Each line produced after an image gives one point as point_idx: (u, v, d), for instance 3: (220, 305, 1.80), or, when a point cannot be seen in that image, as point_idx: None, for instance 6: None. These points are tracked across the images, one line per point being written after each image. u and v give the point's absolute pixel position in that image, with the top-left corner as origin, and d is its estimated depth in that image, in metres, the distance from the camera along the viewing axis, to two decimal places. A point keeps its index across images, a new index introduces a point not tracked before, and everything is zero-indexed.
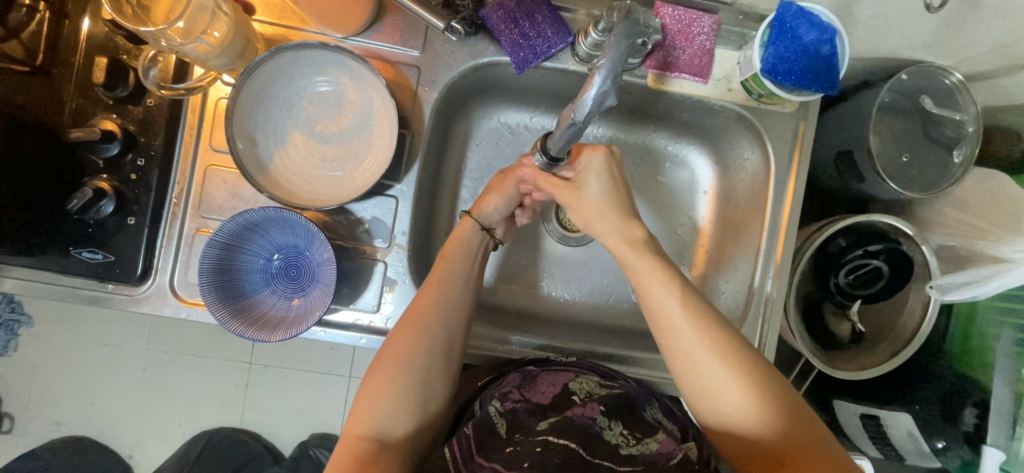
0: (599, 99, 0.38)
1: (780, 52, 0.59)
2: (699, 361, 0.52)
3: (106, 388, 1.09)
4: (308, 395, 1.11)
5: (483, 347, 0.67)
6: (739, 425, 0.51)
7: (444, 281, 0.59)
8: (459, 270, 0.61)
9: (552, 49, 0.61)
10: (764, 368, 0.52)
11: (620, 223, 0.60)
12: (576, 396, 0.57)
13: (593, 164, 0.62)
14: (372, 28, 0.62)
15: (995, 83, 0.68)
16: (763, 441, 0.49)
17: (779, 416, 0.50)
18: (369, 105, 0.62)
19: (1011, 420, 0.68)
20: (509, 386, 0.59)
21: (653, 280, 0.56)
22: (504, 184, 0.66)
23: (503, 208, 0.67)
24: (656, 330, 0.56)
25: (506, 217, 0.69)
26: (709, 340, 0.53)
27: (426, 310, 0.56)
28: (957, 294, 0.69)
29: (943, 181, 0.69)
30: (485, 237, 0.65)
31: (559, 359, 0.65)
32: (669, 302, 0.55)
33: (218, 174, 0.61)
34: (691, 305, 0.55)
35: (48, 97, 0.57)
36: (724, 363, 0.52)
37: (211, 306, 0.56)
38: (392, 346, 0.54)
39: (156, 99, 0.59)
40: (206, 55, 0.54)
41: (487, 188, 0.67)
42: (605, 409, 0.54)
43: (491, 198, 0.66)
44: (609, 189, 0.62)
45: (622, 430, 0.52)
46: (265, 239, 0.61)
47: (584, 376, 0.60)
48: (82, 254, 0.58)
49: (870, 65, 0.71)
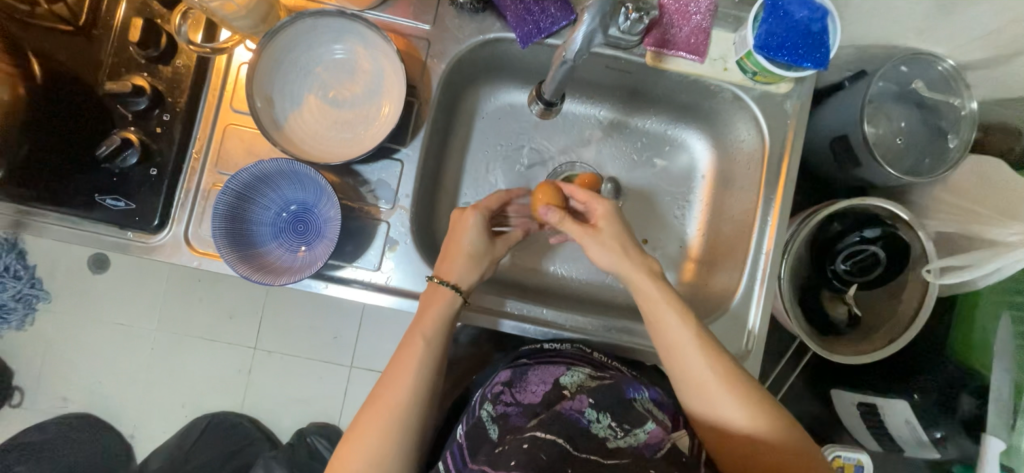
0: (588, 36, 0.48)
1: (772, 29, 0.61)
2: (726, 405, 0.54)
3: (117, 364, 1.12)
4: (310, 383, 1.13)
5: (482, 307, 0.70)
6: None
7: (431, 332, 0.58)
8: (472, 269, 0.62)
9: (555, 25, 0.65)
10: (785, 419, 0.54)
11: (640, 258, 0.61)
12: (566, 390, 0.59)
13: (606, 209, 0.64)
14: (387, 3, 0.67)
15: (986, 71, 0.70)
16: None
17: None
18: (380, 72, 0.65)
19: (1012, 409, 0.65)
20: (499, 383, 0.62)
21: (669, 312, 0.58)
22: (472, 254, 0.62)
23: (467, 271, 0.62)
24: (667, 356, 0.58)
25: (479, 276, 0.63)
26: (725, 376, 0.55)
27: (432, 318, 0.59)
28: (954, 277, 0.68)
29: (939, 167, 0.70)
30: (456, 298, 0.60)
31: (553, 349, 0.66)
32: (682, 332, 0.57)
33: (237, 132, 0.65)
34: (703, 337, 0.57)
35: (88, 56, 0.62)
36: (745, 402, 0.54)
37: (222, 250, 0.59)
38: (405, 349, 0.58)
39: (184, 60, 0.64)
40: (232, 15, 0.58)
41: (449, 252, 0.62)
42: (594, 402, 0.56)
43: (460, 262, 0.62)
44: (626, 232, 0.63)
45: (610, 422, 0.54)
46: (276, 192, 0.64)
47: (575, 370, 0.62)
48: (107, 201, 0.62)
49: (865, 52, 0.73)
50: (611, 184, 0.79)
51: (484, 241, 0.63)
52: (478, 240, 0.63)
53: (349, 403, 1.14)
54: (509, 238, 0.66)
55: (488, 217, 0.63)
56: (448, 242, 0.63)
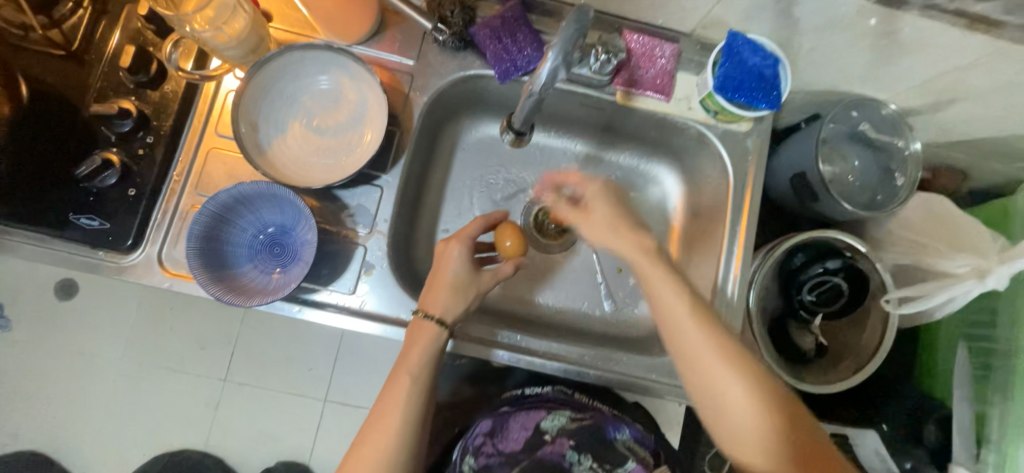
0: (552, 72, 0.51)
1: (728, 72, 0.66)
2: (749, 405, 0.54)
3: (74, 397, 1.07)
4: (280, 418, 1.09)
5: (469, 336, 0.70)
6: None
7: (418, 367, 0.59)
8: (458, 299, 0.62)
9: (531, 64, 0.69)
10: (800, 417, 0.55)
11: (631, 234, 0.62)
12: (547, 435, 0.63)
13: (597, 189, 0.65)
14: (374, 39, 0.71)
15: (927, 116, 0.76)
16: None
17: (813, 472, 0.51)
18: (364, 102, 0.68)
19: (976, 440, 0.68)
20: (482, 434, 0.65)
21: (665, 284, 0.59)
22: (455, 285, 0.62)
23: (452, 303, 0.62)
24: (666, 332, 0.59)
25: (467, 307, 0.63)
26: (743, 376, 0.55)
27: (417, 356, 0.59)
28: (911, 307, 0.72)
29: (891, 203, 0.75)
30: (443, 332, 0.60)
31: (534, 393, 0.69)
32: (695, 332, 0.56)
33: (220, 156, 0.66)
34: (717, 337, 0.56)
35: (77, 80, 0.64)
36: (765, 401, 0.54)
37: (195, 270, 0.59)
38: (392, 390, 0.58)
39: (173, 86, 0.66)
40: (223, 45, 0.61)
41: (432, 283, 0.63)
42: (574, 444, 0.62)
43: (444, 295, 0.62)
44: (618, 208, 0.64)
45: (591, 463, 0.60)
46: (255, 215, 0.65)
47: (555, 414, 0.66)
48: (81, 220, 0.62)
49: (818, 97, 0.79)
50: None
51: (469, 271, 0.63)
52: (461, 271, 0.63)
53: (321, 439, 1.09)
54: (498, 270, 0.65)
55: (469, 247, 0.63)
56: (431, 275, 0.64)
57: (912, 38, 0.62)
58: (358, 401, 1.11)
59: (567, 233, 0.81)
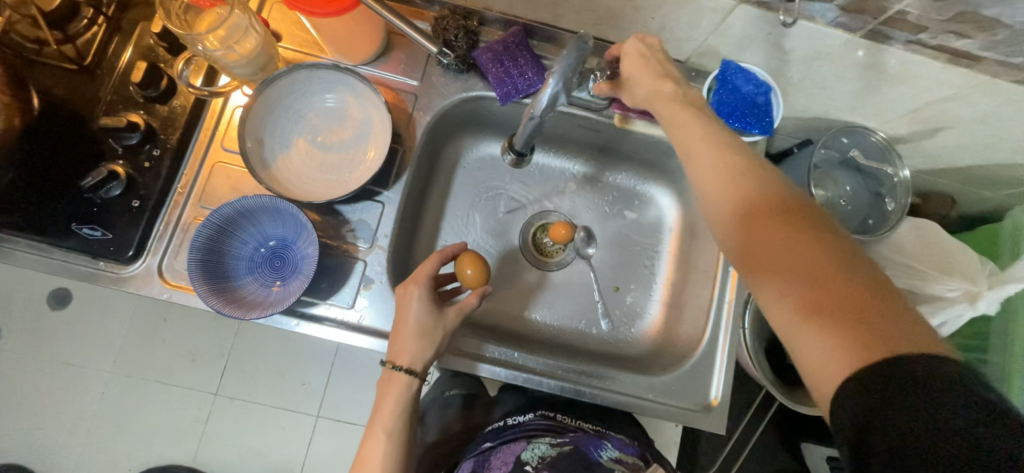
0: (552, 98, 0.53)
1: (722, 100, 0.69)
2: (781, 239, 0.42)
3: (61, 409, 1.05)
4: (271, 433, 1.08)
5: (460, 351, 0.70)
6: (815, 319, 0.39)
7: (391, 422, 0.57)
8: (423, 344, 0.59)
9: (532, 87, 0.71)
10: (863, 262, 0.40)
11: (653, 73, 0.59)
12: (529, 466, 0.60)
13: (635, 47, 0.60)
14: (380, 59, 0.73)
15: (915, 144, 0.78)
16: (844, 351, 0.37)
17: (852, 318, 0.38)
18: (368, 120, 0.70)
19: None
20: None
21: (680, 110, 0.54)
22: (419, 328, 0.59)
23: (420, 349, 0.59)
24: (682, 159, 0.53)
25: (436, 350, 0.61)
26: (774, 213, 0.44)
27: (389, 404, 0.58)
28: None
29: (882, 227, 0.77)
30: (414, 381, 0.58)
31: (515, 423, 0.68)
32: (706, 157, 0.50)
33: (225, 170, 0.67)
34: (750, 173, 0.48)
35: (86, 92, 0.65)
36: (806, 239, 0.42)
37: (195, 282, 0.59)
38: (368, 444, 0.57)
39: (182, 100, 0.67)
40: (234, 63, 0.63)
41: (398, 331, 0.60)
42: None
43: (411, 342, 0.59)
44: (650, 62, 0.59)
45: None
46: (257, 228, 0.66)
47: (535, 442, 0.64)
48: (83, 230, 0.62)
49: (809, 124, 0.81)
50: (584, 232, 0.81)
51: (431, 313, 0.60)
52: (424, 313, 0.60)
53: (312, 456, 1.08)
54: (462, 304, 0.62)
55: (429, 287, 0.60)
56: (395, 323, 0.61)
57: (900, 70, 0.64)
58: (350, 417, 1.09)
59: (563, 253, 0.83)
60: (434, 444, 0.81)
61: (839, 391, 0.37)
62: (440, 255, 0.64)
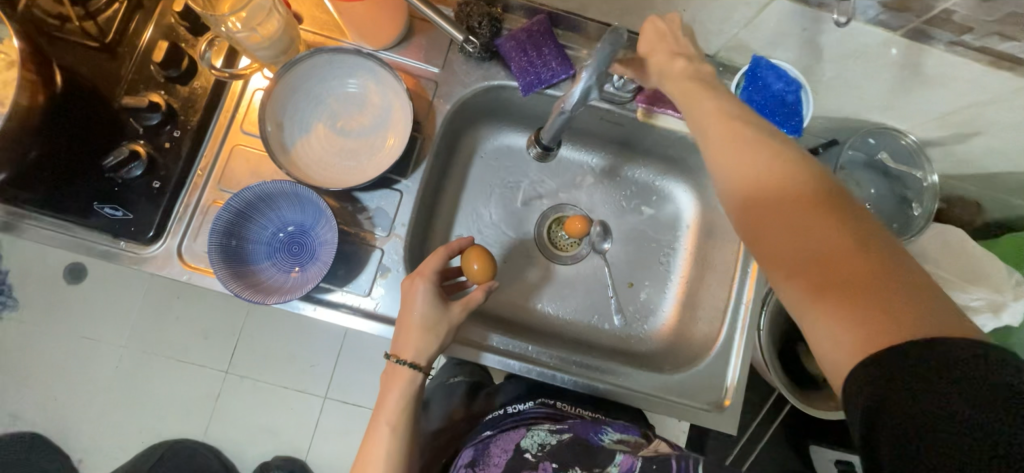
0: (584, 94, 0.53)
1: (751, 97, 0.67)
2: (795, 220, 0.40)
3: (76, 381, 1.07)
4: (281, 412, 1.09)
5: (466, 340, 0.70)
6: (824, 300, 0.38)
7: (397, 414, 0.59)
8: (429, 339, 0.59)
9: (554, 78, 0.70)
10: (878, 238, 0.38)
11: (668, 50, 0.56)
12: (528, 454, 0.59)
13: (653, 29, 0.57)
14: (402, 45, 0.72)
15: (946, 148, 0.76)
16: (857, 338, 0.36)
17: (863, 300, 0.36)
18: (389, 107, 0.69)
19: None
20: (464, 466, 0.64)
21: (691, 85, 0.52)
22: (423, 324, 0.59)
23: (425, 344, 0.59)
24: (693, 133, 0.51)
25: (441, 345, 0.60)
26: (793, 191, 0.41)
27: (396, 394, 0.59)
28: None
29: (906, 232, 0.75)
30: (420, 376, 0.59)
31: (516, 412, 0.69)
32: (719, 129, 0.47)
33: (244, 153, 0.67)
34: (768, 144, 0.44)
35: (108, 71, 0.64)
36: (823, 218, 0.39)
37: (216, 266, 0.59)
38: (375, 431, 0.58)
39: (203, 82, 0.67)
40: (257, 46, 0.62)
41: (403, 325, 0.60)
42: (557, 465, 0.56)
43: (415, 336, 0.59)
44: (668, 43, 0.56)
45: None
46: (276, 213, 0.65)
47: (534, 430, 0.64)
48: (104, 210, 0.63)
49: (837, 124, 0.79)
50: (600, 226, 0.82)
51: (437, 308, 0.59)
52: (429, 309, 0.59)
53: (320, 436, 1.09)
54: (468, 298, 0.61)
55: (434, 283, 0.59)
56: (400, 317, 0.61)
57: (938, 72, 0.62)
58: (358, 399, 1.11)
59: (579, 247, 0.82)
60: (437, 431, 0.82)
61: (846, 373, 0.36)
62: (445, 250, 0.62)
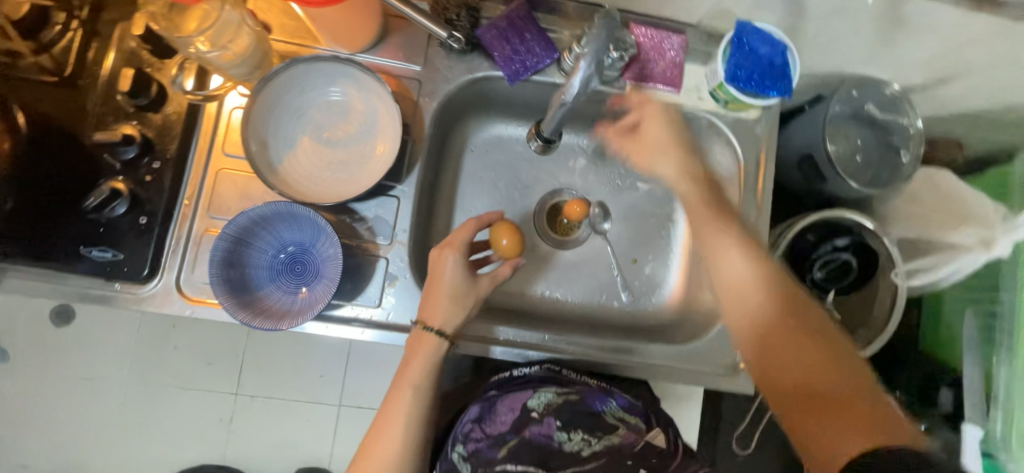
0: (585, 82, 0.54)
1: (740, 63, 0.67)
2: (792, 350, 0.53)
3: (83, 423, 1.05)
4: (297, 425, 1.09)
5: (475, 340, 0.69)
6: (821, 411, 0.50)
7: (419, 384, 0.58)
8: (458, 308, 0.60)
9: (540, 64, 0.69)
10: (849, 361, 0.52)
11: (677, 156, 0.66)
12: (535, 412, 0.62)
13: (654, 109, 0.67)
14: (377, 46, 0.69)
15: (928, 92, 0.78)
16: (851, 439, 0.47)
17: (847, 414, 0.49)
18: (374, 111, 0.67)
19: (986, 401, 0.70)
20: (470, 421, 0.64)
21: (705, 205, 0.63)
22: (451, 292, 0.60)
23: (452, 313, 0.60)
24: (705, 250, 0.62)
25: (466, 318, 0.61)
26: (801, 335, 0.54)
27: (416, 372, 0.59)
28: (920, 280, 0.78)
29: (896, 180, 0.76)
30: (443, 342, 0.59)
31: (522, 375, 0.67)
32: (732, 254, 0.59)
33: (230, 177, 0.65)
34: (771, 281, 0.57)
35: (73, 105, 0.61)
36: (815, 348, 0.53)
37: (220, 298, 0.58)
38: (391, 405, 0.58)
39: (175, 107, 0.64)
40: (228, 63, 0.59)
41: (427, 293, 0.61)
42: (561, 423, 0.61)
43: (443, 306, 0.60)
44: (669, 120, 0.67)
45: (582, 436, 0.60)
46: (273, 235, 0.64)
47: (541, 391, 0.64)
48: (92, 252, 0.60)
49: (822, 79, 0.79)
50: (600, 208, 0.81)
51: (466, 280, 0.61)
52: (458, 280, 0.60)
53: (339, 444, 1.10)
54: (496, 273, 0.63)
55: (464, 254, 0.61)
56: (425, 287, 0.62)
57: (921, 21, 0.66)
58: (373, 403, 1.11)
59: (579, 229, 0.82)
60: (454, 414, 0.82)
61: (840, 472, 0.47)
62: (468, 223, 0.63)
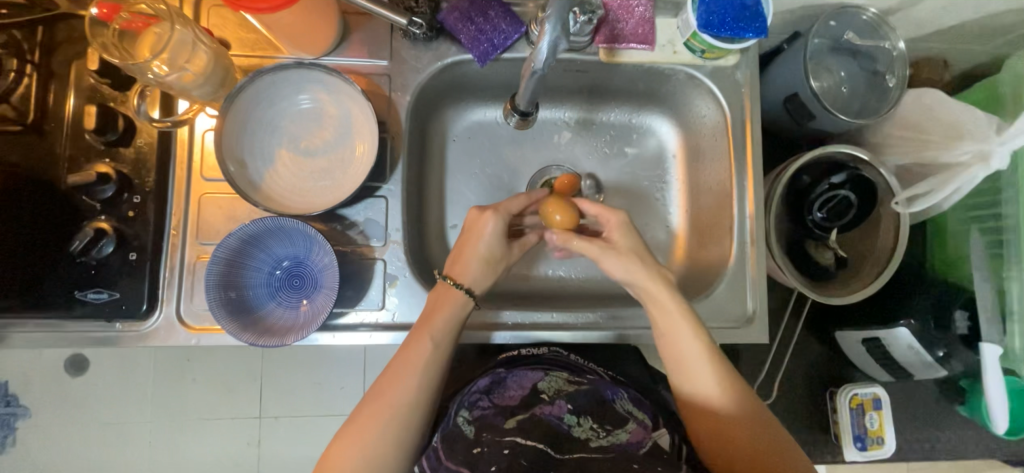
0: (552, 45, 0.51)
1: (710, 8, 0.66)
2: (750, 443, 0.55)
3: (114, 467, 1.05)
4: (325, 439, 1.10)
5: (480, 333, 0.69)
6: None
7: (438, 341, 0.58)
8: (490, 269, 0.63)
9: (509, 39, 0.68)
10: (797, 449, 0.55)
11: (633, 261, 0.61)
12: (544, 395, 0.61)
13: (620, 219, 0.63)
14: (341, 46, 0.67)
15: (907, 13, 0.76)
16: None
17: None
18: (348, 114, 0.66)
19: (1001, 316, 0.73)
20: (479, 391, 0.63)
21: (676, 316, 0.60)
22: (482, 252, 0.62)
23: (481, 274, 0.62)
24: (667, 355, 0.61)
25: (492, 280, 0.64)
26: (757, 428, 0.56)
27: (433, 334, 0.58)
28: (921, 204, 0.73)
29: (886, 106, 0.75)
30: (468, 299, 0.61)
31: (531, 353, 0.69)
32: (699, 351, 0.59)
33: (214, 200, 0.64)
34: (730, 382, 0.58)
35: (42, 152, 0.60)
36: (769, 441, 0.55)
37: (223, 323, 0.58)
38: (404, 357, 0.57)
39: (146, 138, 0.62)
40: (190, 84, 0.58)
41: (458, 253, 0.63)
42: (572, 408, 0.59)
43: (474, 266, 0.62)
44: (636, 246, 0.62)
45: (591, 424, 0.57)
46: (266, 252, 0.63)
47: (552, 375, 0.65)
48: (88, 295, 0.60)
49: (797, 15, 0.77)
50: (590, 180, 0.82)
51: (501, 246, 0.63)
52: (492, 244, 0.63)
53: None
54: (524, 242, 0.67)
55: (504, 221, 0.63)
56: (455, 247, 0.64)
57: None
58: None
59: None
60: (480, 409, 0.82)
61: None
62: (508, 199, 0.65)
